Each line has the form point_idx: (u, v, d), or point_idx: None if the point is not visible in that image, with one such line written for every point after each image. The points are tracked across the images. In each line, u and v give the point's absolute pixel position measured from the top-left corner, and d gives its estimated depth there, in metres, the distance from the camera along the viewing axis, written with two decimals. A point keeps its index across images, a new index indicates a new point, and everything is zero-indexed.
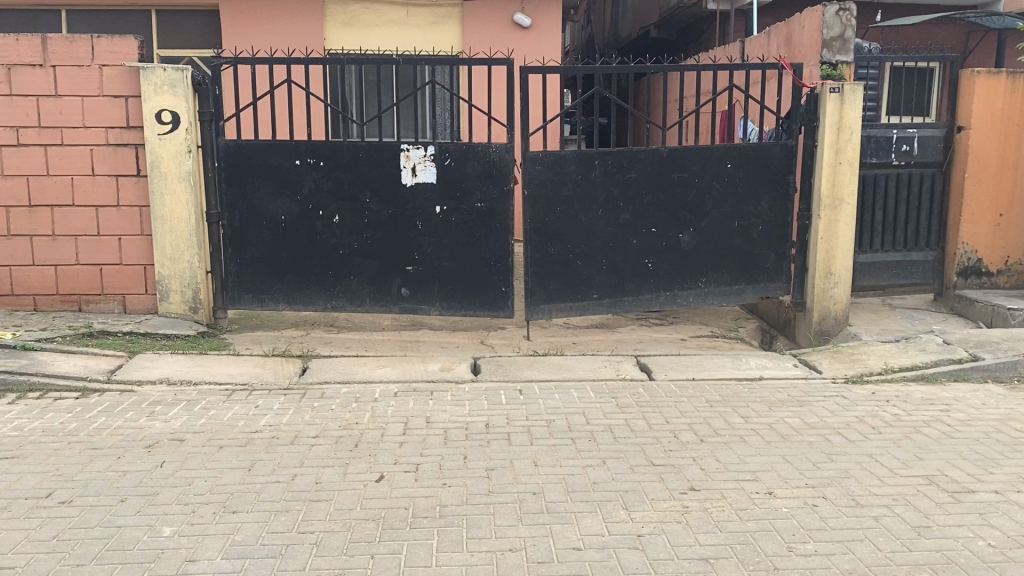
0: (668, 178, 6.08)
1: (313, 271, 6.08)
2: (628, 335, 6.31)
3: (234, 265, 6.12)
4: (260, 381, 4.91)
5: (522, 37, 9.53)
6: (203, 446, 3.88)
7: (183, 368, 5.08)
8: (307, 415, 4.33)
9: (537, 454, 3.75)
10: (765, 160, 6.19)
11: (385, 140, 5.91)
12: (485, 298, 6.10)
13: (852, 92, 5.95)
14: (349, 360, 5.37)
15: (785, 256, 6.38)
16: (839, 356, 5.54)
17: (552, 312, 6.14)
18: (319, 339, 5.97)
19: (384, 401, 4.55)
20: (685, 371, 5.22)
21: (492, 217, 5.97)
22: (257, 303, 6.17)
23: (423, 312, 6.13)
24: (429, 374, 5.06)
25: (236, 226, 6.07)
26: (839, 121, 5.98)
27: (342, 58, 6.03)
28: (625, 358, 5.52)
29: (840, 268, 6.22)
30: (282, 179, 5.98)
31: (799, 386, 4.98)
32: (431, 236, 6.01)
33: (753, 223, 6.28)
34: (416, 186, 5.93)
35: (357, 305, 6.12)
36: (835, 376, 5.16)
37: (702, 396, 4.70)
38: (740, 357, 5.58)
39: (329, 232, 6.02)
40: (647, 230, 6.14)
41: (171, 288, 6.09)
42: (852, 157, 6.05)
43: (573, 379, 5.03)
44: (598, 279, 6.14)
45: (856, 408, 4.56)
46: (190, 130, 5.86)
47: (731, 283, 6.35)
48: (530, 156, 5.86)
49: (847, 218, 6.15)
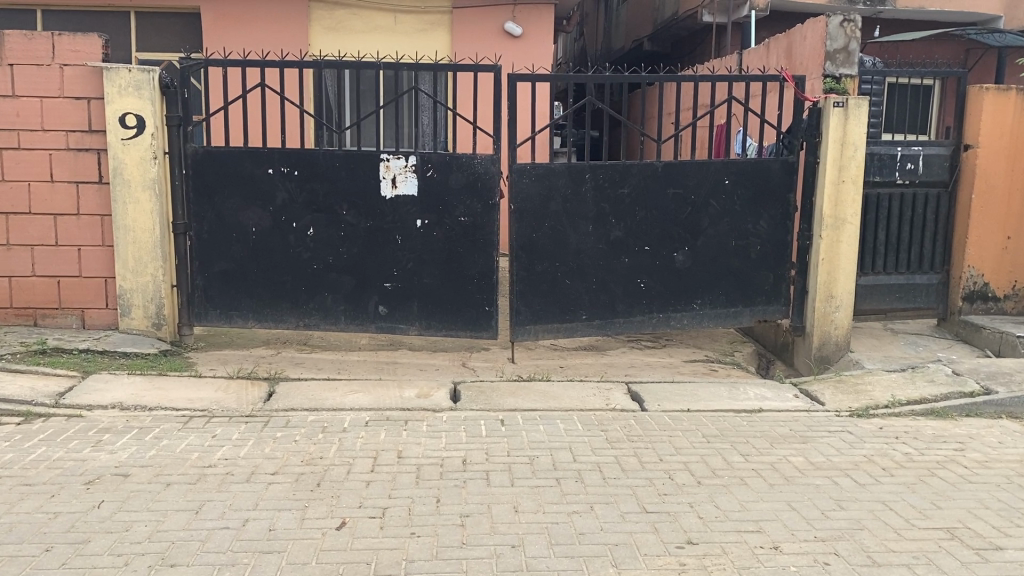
0: (662, 194, 5.76)
1: (285, 286, 5.72)
2: (619, 359, 5.97)
3: (200, 279, 5.75)
4: (221, 407, 4.53)
5: (513, 45, 9.22)
6: (148, 483, 3.50)
7: (139, 391, 4.70)
8: (268, 447, 3.96)
9: (518, 498, 3.40)
10: (765, 177, 5.88)
11: (363, 149, 5.57)
12: (467, 317, 5.75)
13: (857, 106, 5.66)
14: (319, 384, 5.00)
15: (783, 278, 6.06)
16: (843, 387, 5.20)
17: (538, 334, 5.80)
18: (290, 360, 5.60)
19: (354, 432, 4.19)
20: (679, 401, 4.87)
21: (476, 232, 5.63)
22: (224, 320, 5.80)
23: (401, 332, 5.77)
24: (404, 401, 4.69)
25: (204, 239, 5.70)
26: (843, 138, 5.68)
27: (319, 62, 5.67)
28: (616, 385, 5.17)
29: (842, 291, 5.90)
30: (253, 189, 5.62)
31: (802, 420, 4.64)
32: (411, 252, 5.66)
33: (751, 243, 5.96)
34: (396, 199, 5.60)
35: (332, 323, 5.76)
36: (839, 409, 4.83)
37: (698, 431, 4.36)
38: (738, 386, 5.24)
39: (302, 246, 5.67)
40: (640, 248, 5.80)
41: (133, 302, 5.72)
42: (855, 175, 5.75)
43: (560, 408, 4.67)
44: (588, 299, 5.80)
45: (864, 446, 4.22)
46: (156, 135, 5.51)
47: (728, 305, 6.03)
48: (517, 168, 5.53)
49: (850, 239, 5.83)
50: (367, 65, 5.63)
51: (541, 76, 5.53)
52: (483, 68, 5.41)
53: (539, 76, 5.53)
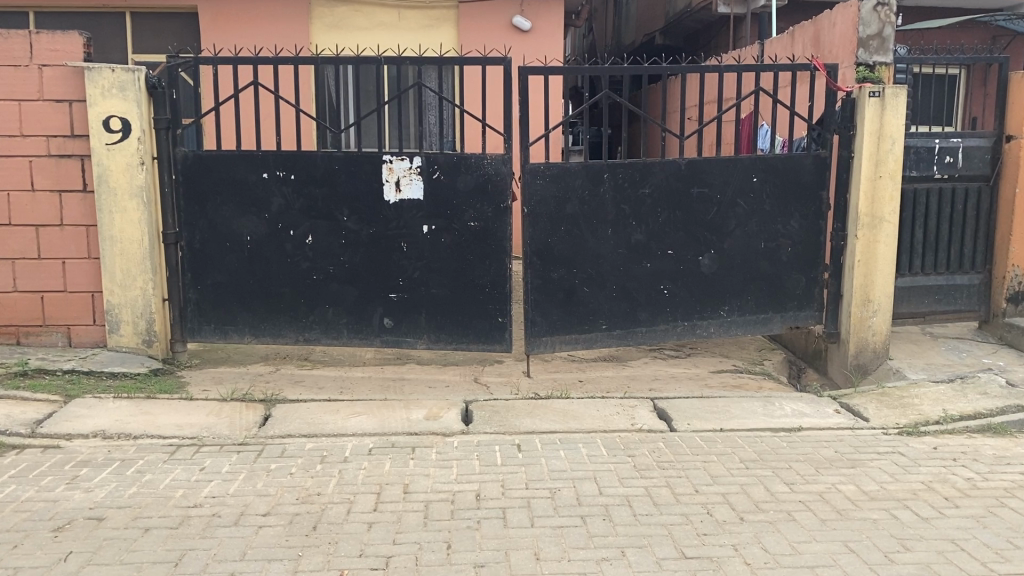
0: (686, 194, 5.36)
1: (283, 299, 5.35)
2: (641, 371, 5.58)
3: (193, 292, 5.39)
4: (212, 434, 4.16)
5: (521, 40, 8.83)
6: (123, 529, 3.13)
7: (124, 417, 4.34)
8: (260, 483, 3.58)
9: (539, 543, 3.01)
10: (796, 174, 5.47)
11: (364, 150, 5.19)
12: (478, 329, 5.36)
13: (894, 96, 5.25)
14: (319, 406, 4.62)
15: (816, 281, 5.65)
16: (887, 401, 4.79)
17: (554, 346, 5.40)
18: (289, 378, 5.22)
19: (356, 462, 3.81)
20: (711, 419, 4.47)
21: (487, 238, 5.24)
22: (219, 336, 5.44)
23: (409, 345, 5.39)
24: (412, 424, 4.31)
25: (197, 249, 5.34)
26: (880, 130, 5.27)
27: (315, 57, 5.24)
28: (640, 402, 4.77)
29: (880, 294, 5.49)
30: (247, 194, 5.25)
31: (848, 440, 4.23)
32: (418, 260, 5.27)
33: (782, 245, 5.55)
34: (401, 204, 5.21)
35: (334, 337, 5.39)
36: (886, 426, 4.42)
37: (734, 455, 3.96)
38: (773, 401, 4.83)
39: (301, 255, 5.30)
40: (663, 252, 5.40)
41: (121, 318, 5.35)
42: (893, 169, 5.34)
43: (581, 430, 4.29)
44: (607, 308, 5.41)
45: (920, 470, 3.81)
46: (143, 139, 5.15)
47: (757, 311, 5.62)
48: (530, 168, 5.14)
49: (888, 238, 5.42)
50: (366, 60, 5.19)
51: (553, 69, 5.12)
52: (493, 62, 5.00)
53: (553, 69, 5.12)
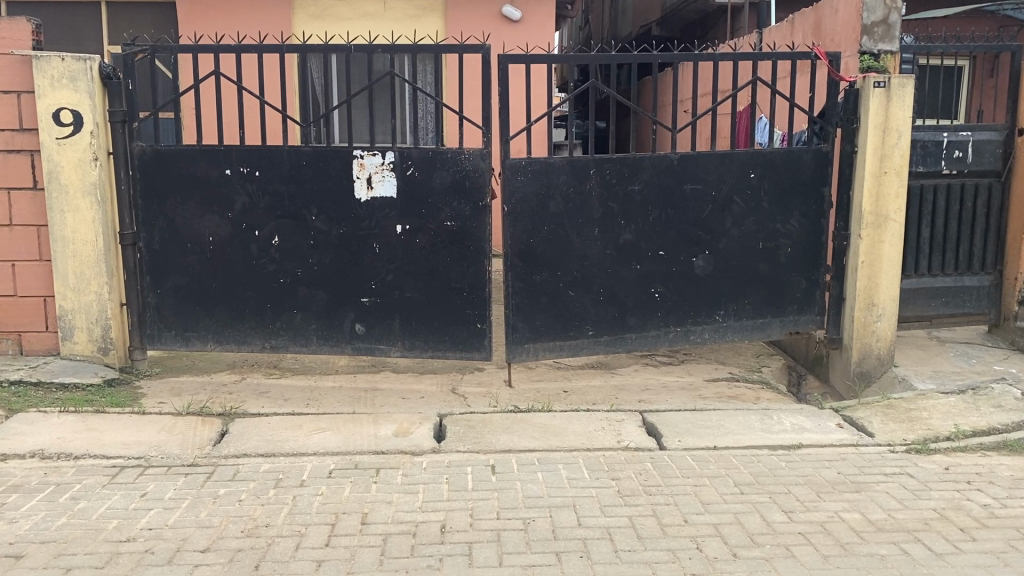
0: (678, 191, 5.01)
1: (248, 304, 5.01)
2: (631, 380, 5.24)
3: (152, 296, 5.05)
4: (160, 454, 3.82)
5: (511, 31, 8.45)
6: (41, 569, 2.78)
7: (68, 434, 4.00)
8: (203, 512, 3.24)
9: None
10: (796, 170, 5.13)
11: (333, 144, 4.84)
12: (456, 336, 5.02)
13: (900, 86, 4.92)
14: (281, 420, 4.28)
15: (817, 283, 5.31)
16: (893, 414, 4.46)
17: (538, 353, 5.07)
18: (254, 389, 4.89)
19: (313, 488, 3.48)
20: (704, 436, 4.13)
21: (465, 239, 4.90)
22: (181, 343, 5.10)
23: (382, 353, 5.05)
24: (379, 441, 3.98)
25: (156, 250, 5.00)
26: (885, 123, 4.94)
27: (281, 43, 4.85)
28: (628, 416, 4.43)
29: (885, 297, 5.16)
30: (208, 192, 4.91)
31: (852, 459, 3.90)
32: (391, 261, 4.93)
33: (781, 245, 5.21)
34: (373, 202, 4.87)
35: (302, 345, 5.06)
36: (893, 443, 4.08)
37: (727, 477, 3.63)
38: (771, 414, 4.50)
39: (267, 257, 4.96)
40: (654, 254, 5.06)
41: (75, 325, 5.01)
42: (899, 165, 5.00)
43: (562, 448, 3.95)
44: (594, 313, 5.07)
45: (931, 495, 3.47)
46: (96, 133, 4.81)
47: (754, 315, 5.28)
48: (511, 163, 4.79)
49: (893, 238, 5.09)
50: (336, 47, 4.80)
51: (535, 57, 4.77)
52: (470, 50, 4.64)
53: (535, 57, 4.76)
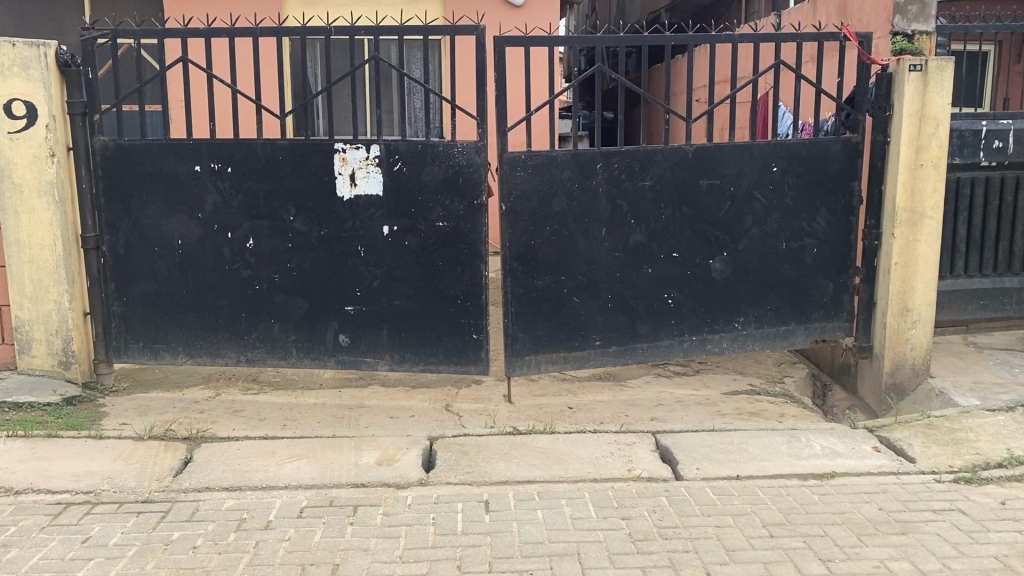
0: (693, 187, 4.55)
1: (221, 313, 4.58)
2: (643, 394, 4.79)
3: (118, 305, 4.62)
4: (112, 488, 3.38)
5: (512, 15, 7.97)
6: None
7: (12, 464, 3.57)
8: (149, 563, 2.81)
9: None
10: (823, 162, 4.65)
11: (313, 138, 4.39)
12: (450, 348, 4.57)
13: (938, 70, 4.44)
14: (252, 446, 3.84)
15: (845, 287, 4.84)
16: (936, 435, 3.99)
17: (540, 366, 4.61)
18: (227, 408, 4.45)
19: (280, 531, 3.04)
20: (725, 463, 3.68)
21: (458, 240, 4.44)
22: (149, 356, 4.67)
23: (369, 366, 4.61)
24: (359, 472, 3.54)
25: (121, 254, 4.57)
26: (922, 110, 4.46)
27: (255, 26, 4.39)
28: (639, 438, 3.98)
29: (920, 302, 4.70)
30: (177, 191, 4.47)
31: (893, 491, 3.44)
32: (377, 266, 4.48)
33: (806, 245, 4.74)
34: (357, 200, 4.42)
35: (281, 358, 4.62)
36: (938, 472, 3.62)
37: (753, 516, 3.17)
38: (798, 435, 4.04)
39: (241, 261, 4.51)
40: (667, 256, 4.60)
41: (33, 336, 4.59)
42: (937, 157, 4.53)
43: (565, 479, 3.50)
44: (601, 321, 4.61)
45: (990, 538, 3.01)
46: (52, 127, 4.38)
47: (777, 323, 4.82)
48: (509, 157, 4.33)
49: (930, 237, 4.62)
50: (314, 29, 4.32)
51: (535, 40, 4.30)
52: (462, 31, 4.18)
53: (535, 40, 4.29)
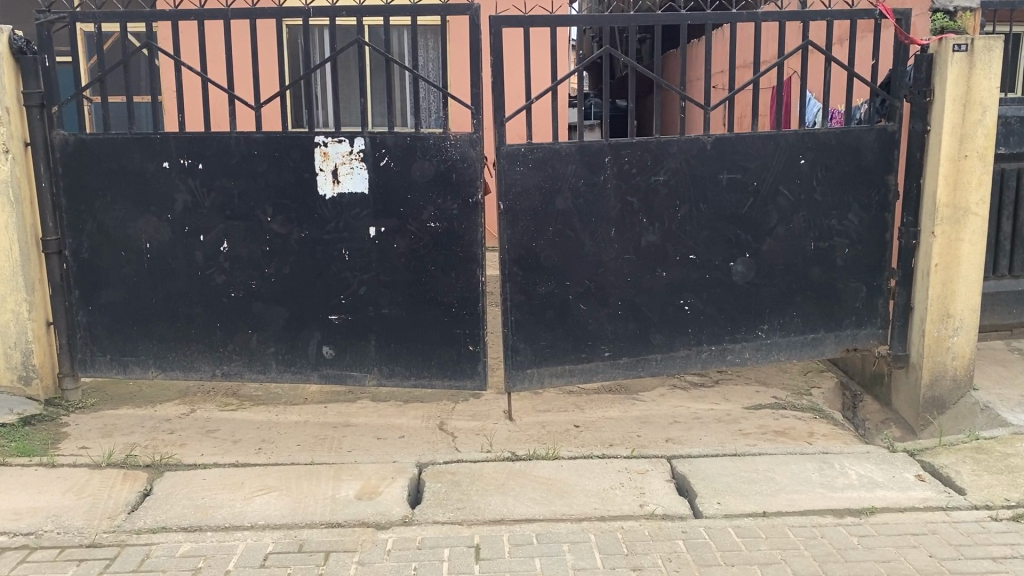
0: (712, 181, 4.11)
1: (194, 323, 4.19)
2: (657, 410, 4.36)
3: (82, 314, 4.24)
4: (56, 528, 3.00)
5: None
6: None
7: None
8: None
9: None
10: (856, 153, 4.19)
11: (292, 130, 3.97)
12: (443, 360, 4.15)
13: (986, 49, 3.97)
14: (220, 476, 3.45)
15: (880, 290, 4.38)
16: (988, 462, 3.55)
17: (543, 380, 4.18)
18: (200, 428, 4.07)
19: None
20: (749, 496, 3.25)
21: (451, 242, 4.02)
22: (118, 370, 4.29)
23: (355, 380, 4.21)
24: (336, 509, 3.14)
25: (84, 259, 4.18)
26: (967, 95, 4.00)
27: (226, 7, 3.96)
28: (652, 464, 3.56)
29: (962, 307, 4.25)
30: (144, 190, 4.07)
31: (944, 532, 3.00)
32: (363, 271, 4.07)
33: (837, 245, 4.28)
34: (340, 199, 4.00)
35: (260, 372, 4.23)
36: (993, 507, 3.18)
37: (784, 566, 2.75)
38: (831, 461, 3.61)
39: (215, 266, 4.11)
40: (683, 257, 4.16)
41: None
42: (983, 147, 4.08)
43: (568, 516, 3.09)
44: (611, 330, 4.18)
45: None
46: (7, 120, 3.99)
47: (805, 331, 4.37)
48: (507, 150, 3.90)
49: (974, 235, 4.17)
50: (290, 10, 3.88)
51: (537, 20, 3.85)
52: (454, 10, 3.75)
53: (537, 19, 3.85)
